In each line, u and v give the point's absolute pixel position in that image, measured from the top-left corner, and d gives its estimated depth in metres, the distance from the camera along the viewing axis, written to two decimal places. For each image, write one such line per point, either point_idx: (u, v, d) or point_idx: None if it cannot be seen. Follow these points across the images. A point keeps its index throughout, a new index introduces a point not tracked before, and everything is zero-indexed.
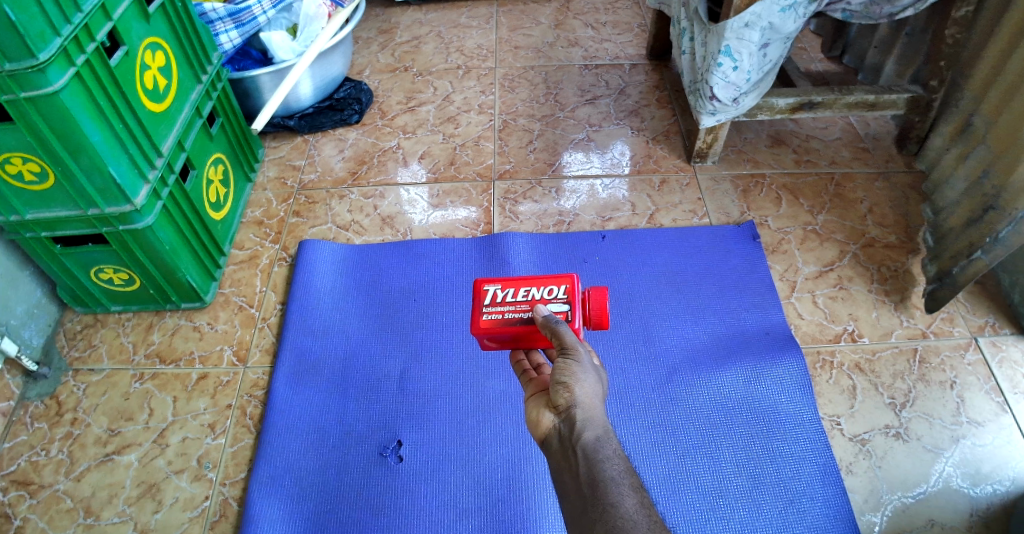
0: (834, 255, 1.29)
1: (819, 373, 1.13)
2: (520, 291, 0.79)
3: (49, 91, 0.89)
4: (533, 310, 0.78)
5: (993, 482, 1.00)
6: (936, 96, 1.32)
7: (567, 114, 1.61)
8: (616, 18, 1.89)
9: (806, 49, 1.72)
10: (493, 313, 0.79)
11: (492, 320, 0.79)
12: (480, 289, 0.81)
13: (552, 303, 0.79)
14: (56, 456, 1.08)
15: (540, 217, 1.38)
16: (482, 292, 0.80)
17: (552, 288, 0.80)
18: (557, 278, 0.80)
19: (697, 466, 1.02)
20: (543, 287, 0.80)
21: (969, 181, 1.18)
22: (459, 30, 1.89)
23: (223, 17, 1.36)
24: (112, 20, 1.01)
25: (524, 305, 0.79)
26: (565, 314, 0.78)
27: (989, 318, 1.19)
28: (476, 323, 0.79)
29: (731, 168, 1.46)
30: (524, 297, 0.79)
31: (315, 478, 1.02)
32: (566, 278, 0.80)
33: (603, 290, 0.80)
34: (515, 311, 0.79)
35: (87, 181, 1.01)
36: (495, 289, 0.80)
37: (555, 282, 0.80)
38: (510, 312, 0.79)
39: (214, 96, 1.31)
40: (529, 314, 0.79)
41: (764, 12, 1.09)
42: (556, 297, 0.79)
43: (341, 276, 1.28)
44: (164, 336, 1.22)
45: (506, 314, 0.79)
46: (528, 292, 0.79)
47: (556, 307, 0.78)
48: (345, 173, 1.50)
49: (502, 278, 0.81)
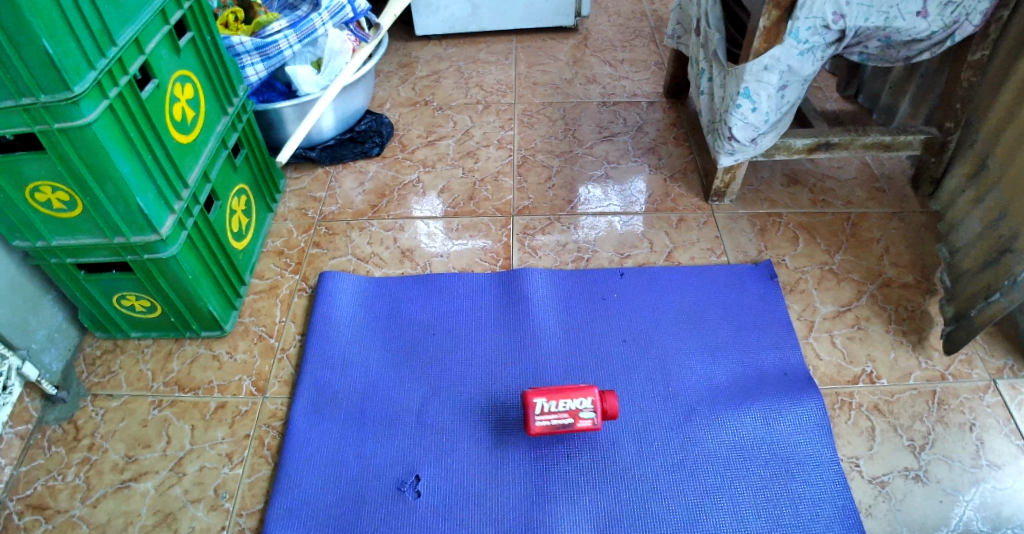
0: (851, 294, 1.30)
1: (837, 414, 1.12)
2: (559, 402, 1.03)
3: (81, 123, 0.91)
4: (571, 419, 1.03)
5: (1015, 526, 0.99)
6: (950, 138, 1.33)
7: (585, 151, 1.63)
8: (632, 56, 1.93)
9: (820, 88, 1.75)
10: (541, 421, 1.03)
11: (541, 426, 1.03)
12: (528, 401, 1.04)
13: (583, 412, 1.03)
14: (73, 481, 1.08)
15: (559, 252, 1.39)
16: (532, 404, 1.03)
17: (581, 399, 1.03)
18: (583, 390, 1.03)
19: (717, 507, 1.01)
20: (574, 399, 1.03)
21: (985, 223, 1.19)
22: (479, 66, 1.93)
23: (250, 50, 1.40)
24: (143, 54, 1.04)
25: (564, 414, 1.03)
26: (591, 416, 1.03)
27: (1007, 360, 1.19)
28: (529, 429, 1.04)
29: (748, 207, 1.48)
30: (564, 408, 1.03)
31: (331, 512, 1.02)
32: (589, 389, 1.04)
33: (614, 392, 1.05)
34: (558, 418, 1.03)
35: (114, 211, 1.03)
36: (540, 401, 1.03)
37: (583, 394, 1.03)
38: (555, 420, 1.03)
39: (239, 128, 1.34)
40: (569, 420, 1.03)
41: (783, 55, 1.11)
42: (585, 406, 1.03)
43: (361, 307, 1.29)
44: (183, 364, 1.23)
45: (551, 421, 1.03)
46: (565, 403, 1.03)
47: (584, 421, 1.03)
48: (366, 205, 1.52)
49: (542, 391, 1.04)
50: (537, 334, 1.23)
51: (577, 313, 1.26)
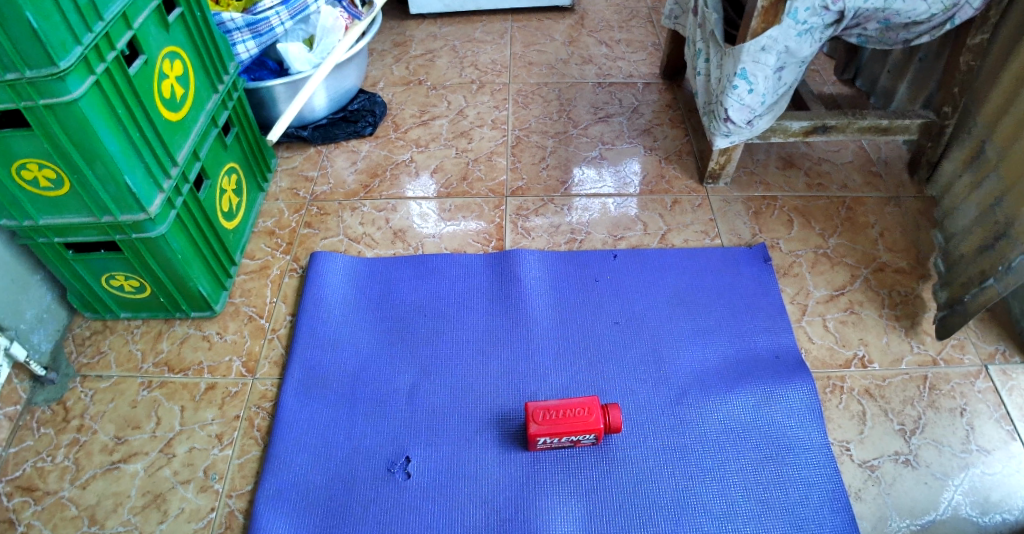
0: (845, 279, 1.29)
1: (829, 398, 1.13)
2: (562, 439, 1.01)
3: (67, 99, 0.89)
4: (573, 445, 1.03)
5: (1003, 511, 1.00)
6: (949, 122, 1.32)
7: (579, 132, 1.61)
8: (629, 36, 1.90)
9: (818, 71, 1.73)
10: (543, 445, 1.03)
11: (542, 447, 1.04)
12: (531, 437, 1.01)
13: (585, 441, 1.02)
14: (62, 462, 1.08)
15: (552, 234, 1.38)
16: (535, 440, 1.01)
17: (585, 435, 1.01)
18: (588, 430, 1.00)
19: (708, 489, 1.01)
20: (578, 435, 1.01)
21: (981, 208, 1.18)
22: (473, 45, 1.90)
23: (241, 26, 1.37)
24: (132, 29, 1.02)
25: (566, 442, 1.02)
26: (594, 442, 1.03)
27: (999, 345, 1.19)
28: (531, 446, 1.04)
29: (743, 189, 1.47)
30: (567, 440, 1.02)
31: (322, 493, 1.02)
32: (594, 429, 1.00)
33: (618, 419, 1.02)
34: (559, 443, 1.03)
35: (102, 190, 1.01)
36: (544, 437, 1.01)
37: (587, 431, 1.00)
38: (556, 444, 1.03)
39: (230, 106, 1.32)
40: (570, 444, 1.03)
41: (780, 36, 1.09)
42: (587, 438, 1.01)
43: (352, 288, 1.28)
44: (173, 345, 1.22)
45: (553, 445, 1.03)
46: (568, 438, 1.01)
47: (585, 442, 1.03)
48: (357, 186, 1.51)
49: (548, 428, 1.00)
50: (530, 317, 1.22)
51: (570, 295, 1.26)
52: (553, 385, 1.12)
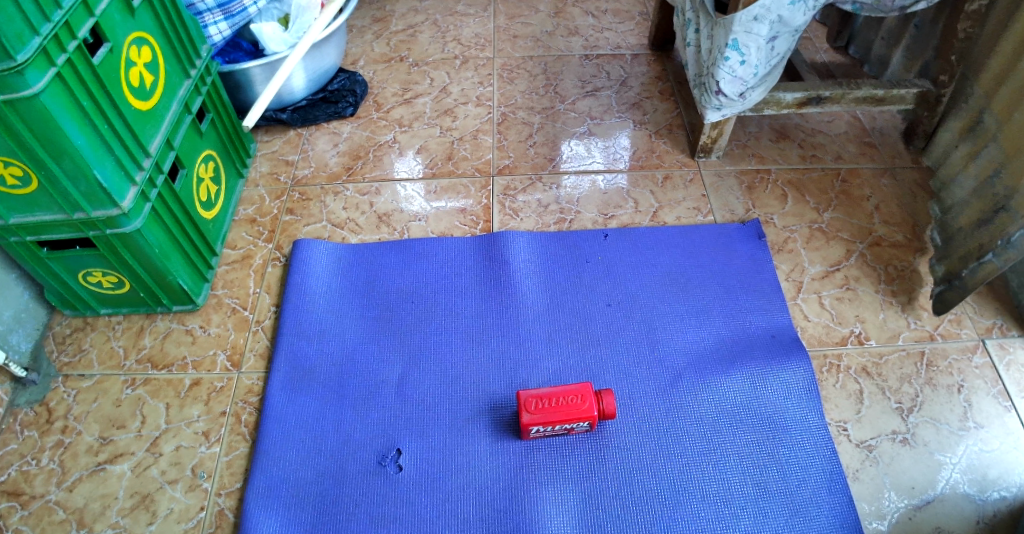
0: (840, 254, 1.27)
1: (825, 377, 1.11)
2: (556, 428, 0.99)
3: (27, 93, 0.85)
4: (568, 432, 1.01)
5: (1000, 488, 0.99)
6: (945, 91, 1.28)
7: (567, 107, 1.56)
8: (617, 6, 1.84)
9: (811, 39, 1.68)
10: (538, 433, 1.01)
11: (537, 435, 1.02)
12: (525, 427, 0.99)
13: (578, 427, 1.01)
14: (47, 465, 1.06)
15: (541, 215, 1.35)
16: (528, 429, 0.99)
17: (578, 422, 0.99)
18: (581, 418, 0.98)
19: (705, 473, 1.00)
20: (572, 423, 0.99)
21: (979, 181, 1.14)
22: (456, 18, 1.84)
23: (212, 7, 1.31)
24: (93, 16, 0.97)
25: (561, 430, 1.01)
26: (587, 428, 1.01)
27: (996, 319, 1.17)
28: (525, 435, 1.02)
29: (736, 163, 1.43)
30: (561, 428, 1.00)
31: (312, 488, 1.00)
32: (587, 416, 0.98)
33: (613, 404, 1.01)
34: (554, 431, 1.01)
35: (72, 186, 0.97)
36: (537, 427, 0.99)
37: (580, 420, 0.98)
38: (551, 432, 1.01)
39: (204, 91, 1.27)
40: (564, 431, 1.02)
41: (773, 5, 1.04)
42: (580, 425, 1.00)
43: (337, 277, 1.25)
44: (155, 340, 1.20)
45: (548, 433, 1.02)
46: (563, 426, 0.99)
47: (579, 430, 1.02)
48: (340, 168, 1.46)
49: (541, 417, 0.98)
50: (519, 301, 1.19)
51: (561, 277, 1.23)
52: (545, 371, 1.10)
